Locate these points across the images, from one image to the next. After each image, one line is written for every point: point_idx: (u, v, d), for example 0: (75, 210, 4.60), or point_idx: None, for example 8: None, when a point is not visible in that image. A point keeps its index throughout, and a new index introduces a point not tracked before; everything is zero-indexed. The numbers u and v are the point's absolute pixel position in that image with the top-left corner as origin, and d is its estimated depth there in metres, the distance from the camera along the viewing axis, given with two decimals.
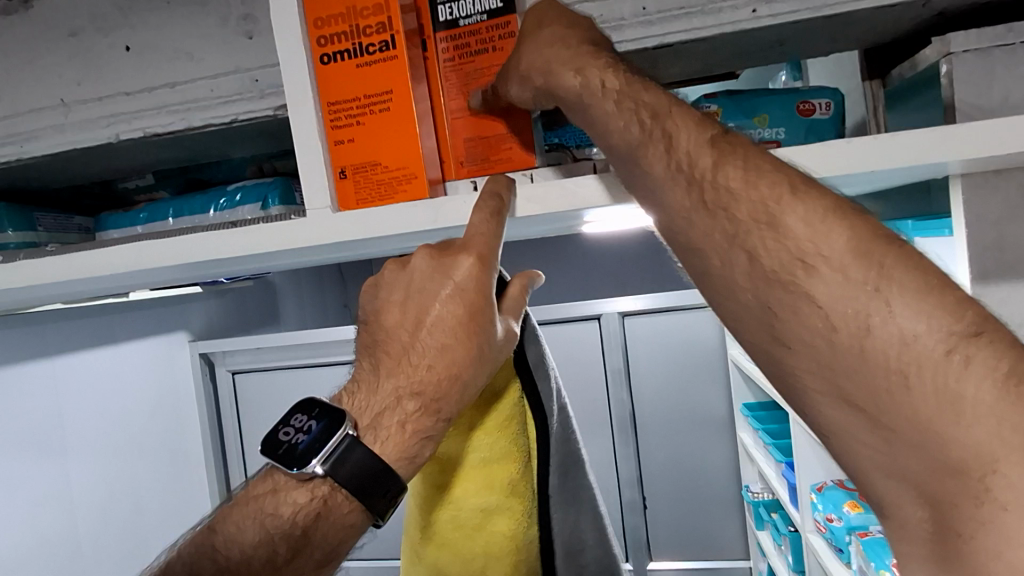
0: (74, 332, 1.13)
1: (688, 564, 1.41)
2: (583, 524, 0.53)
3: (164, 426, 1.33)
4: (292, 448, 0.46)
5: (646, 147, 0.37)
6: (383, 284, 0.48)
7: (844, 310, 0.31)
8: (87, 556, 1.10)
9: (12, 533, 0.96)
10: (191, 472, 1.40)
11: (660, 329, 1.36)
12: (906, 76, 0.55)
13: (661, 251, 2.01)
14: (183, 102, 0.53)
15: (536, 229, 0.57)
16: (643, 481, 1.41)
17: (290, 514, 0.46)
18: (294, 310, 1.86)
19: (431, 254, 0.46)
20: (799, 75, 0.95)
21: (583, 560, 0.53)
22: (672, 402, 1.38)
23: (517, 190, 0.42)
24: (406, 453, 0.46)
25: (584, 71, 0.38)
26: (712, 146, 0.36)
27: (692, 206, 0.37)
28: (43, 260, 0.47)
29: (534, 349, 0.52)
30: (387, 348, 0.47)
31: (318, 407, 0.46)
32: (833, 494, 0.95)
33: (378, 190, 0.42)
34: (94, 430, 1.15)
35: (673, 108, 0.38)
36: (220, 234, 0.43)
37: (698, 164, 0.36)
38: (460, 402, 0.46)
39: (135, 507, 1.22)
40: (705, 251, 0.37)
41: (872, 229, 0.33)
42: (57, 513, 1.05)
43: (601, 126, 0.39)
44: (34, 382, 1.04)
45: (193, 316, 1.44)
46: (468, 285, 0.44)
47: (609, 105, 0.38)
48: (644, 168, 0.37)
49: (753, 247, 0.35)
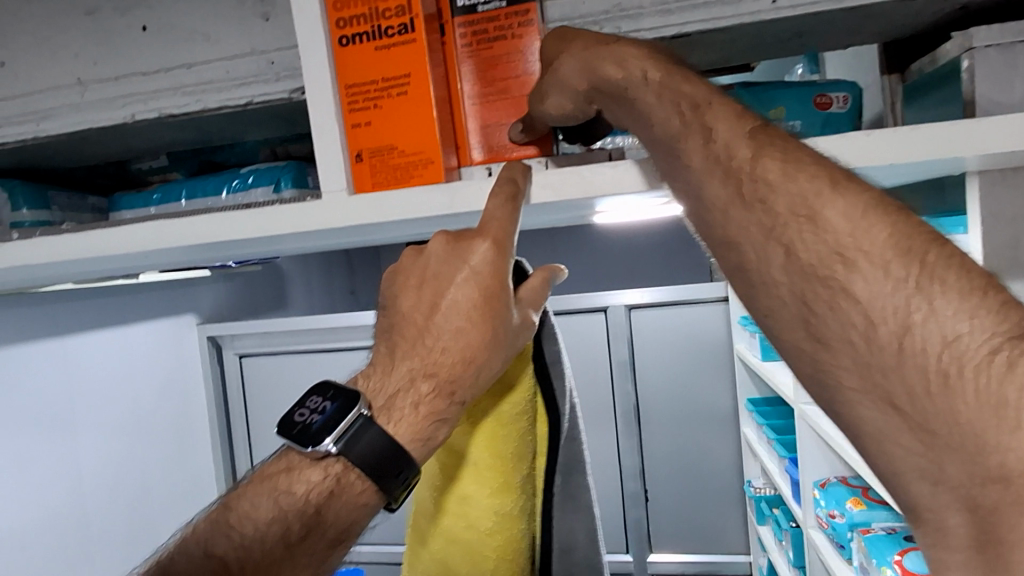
0: (85, 312, 1.14)
1: (689, 556, 1.42)
2: (579, 526, 0.52)
3: (173, 406, 1.34)
4: (307, 428, 0.46)
5: (686, 137, 0.38)
6: (402, 270, 0.49)
7: (884, 308, 0.31)
8: (95, 532, 1.11)
9: (23, 507, 0.98)
10: (199, 452, 1.42)
11: (667, 322, 1.36)
12: (926, 71, 0.55)
13: (670, 244, 2.01)
14: (199, 83, 0.53)
15: (548, 217, 0.56)
16: (645, 473, 1.41)
17: (304, 492, 0.46)
18: (302, 295, 1.87)
19: (447, 239, 0.47)
20: (816, 69, 0.94)
21: (574, 561, 0.52)
22: (677, 395, 1.39)
23: (534, 177, 0.42)
24: (419, 436, 0.46)
25: (627, 64, 0.39)
26: (751, 137, 0.37)
27: (728, 198, 0.37)
28: (59, 237, 0.47)
29: (550, 347, 0.51)
30: (403, 331, 0.47)
31: (332, 388, 0.47)
32: (837, 490, 0.95)
33: (394, 174, 0.42)
34: (104, 408, 1.16)
35: (713, 101, 0.38)
36: (235, 214, 0.44)
37: (736, 155, 0.37)
38: (474, 386, 0.46)
39: (143, 485, 1.24)
40: (740, 242, 0.37)
41: (914, 227, 0.32)
42: (66, 489, 1.06)
43: (646, 118, 0.39)
44: (45, 360, 1.06)
45: (202, 299, 1.45)
46: (483, 268, 0.45)
47: (653, 96, 0.39)
48: (684, 161, 0.38)
49: (790, 240, 0.35)
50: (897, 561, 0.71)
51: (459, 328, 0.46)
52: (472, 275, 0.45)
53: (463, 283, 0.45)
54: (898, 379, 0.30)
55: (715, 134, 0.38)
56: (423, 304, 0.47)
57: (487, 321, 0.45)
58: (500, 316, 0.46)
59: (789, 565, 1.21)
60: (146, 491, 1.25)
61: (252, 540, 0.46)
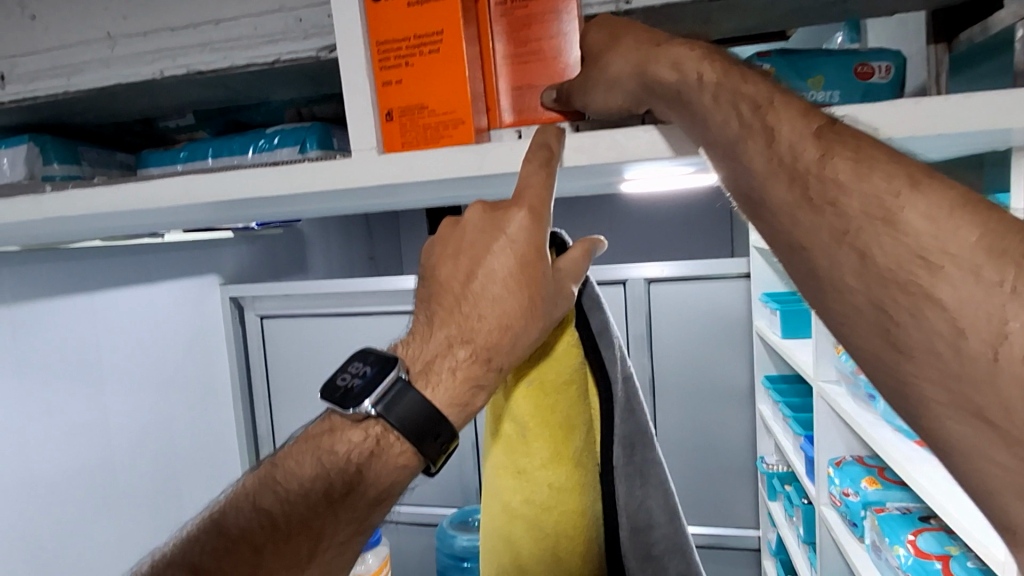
0: (112, 269, 1.16)
1: (698, 528, 1.43)
2: (651, 499, 0.51)
3: (196, 364, 1.37)
4: (348, 390, 0.48)
5: (746, 140, 0.37)
6: (440, 240, 0.49)
7: (974, 315, 0.30)
8: (123, 481, 1.16)
9: (56, 454, 1.02)
10: (220, 409, 1.46)
11: (686, 297, 1.35)
12: (977, 41, 0.52)
13: (692, 218, 1.98)
14: (227, 40, 0.53)
15: (575, 185, 0.56)
16: (658, 446, 1.42)
17: (346, 451, 0.47)
18: (322, 259, 1.89)
19: (484, 206, 0.47)
20: (855, 39, 0.90)
21: (652, 539, 0.51)
22: (694, 370, 1.38)
23: (565, 140, 0.40)
24: (458, 400, 0.47)
25: (682, 65, 0.37)
26: (819, 138, 0.35)
27: (795, 202, 0.36)
28: (92, 191, 0.48)
29: (598, 317, 0.51)
30: (440, 300, 0.48)
31: (373, 354, 0.48)
32: (851, 469, 0.94)
33: (424, 134, 0.42)
34: (133, 363, 1.20)
35: (776, 98, 0.37)
36: (266, 172, 0.44)
37: (803, 159, 0.35)
38: (511, 354, 0.47)
39: (168, 439, 1.28)
40: (811, 249, 0.36)
41: (1004, 221, 0.31)
42: (94, 439, 1.10)
43: (699, 120, 0.37)
44: (74, 314, 1.08)
45: (224, 261, 1.47)
46: (520, 235, 0.45)
47: (708, 98, 0.37)
48: (744, 162, 0.37)
49: (865, 245, 0.34)
50: (910, 541, 0.71)
51: (497, 293, 0.46)
52: (508, 243, 0.45)
53: (498, 253, 0.45)
54: (970, 380, 0.30)
55: (777, 137, 0.36)
56: (461, 272, 0.47)
57: (527, 290, 0.45)
58: (539, 284, 0.46)
59: (800, 541, 1.22)
60: (172, 445, 1.29)
61: (296, 494, 0.48)
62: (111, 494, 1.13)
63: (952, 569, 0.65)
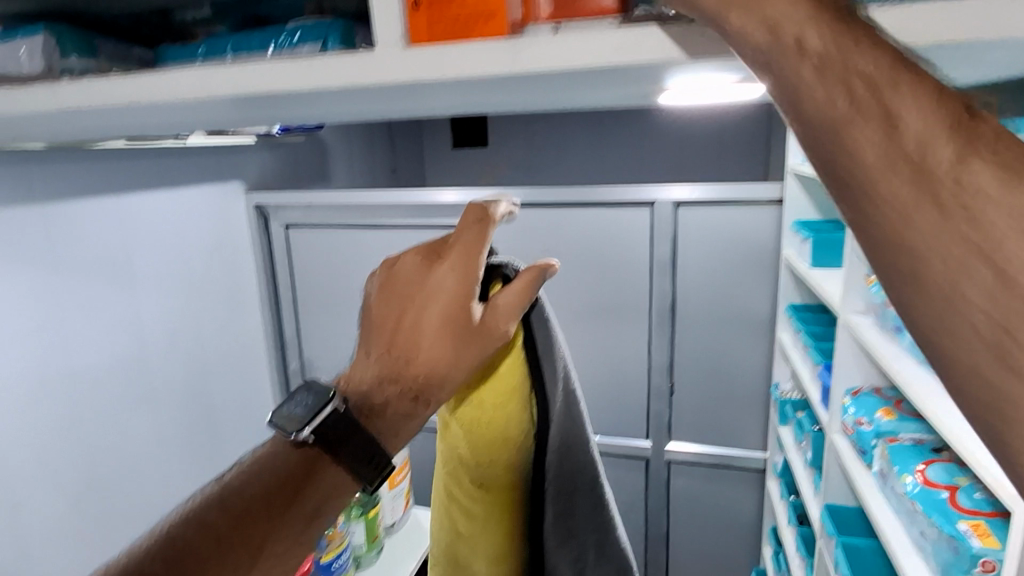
0: (138, 170, 1.16)
1: (704, 450, 1.47)
2: (578, 494, 0.56)
3: (222, 268, 1.40)
4: (287, 418, 0.52)
5: (852, 123, 0.26)
6: (375, 284, 0.56)
7: None
8: (156, 376, 1.21)
9: (95, 347, 1.07)
10: (246, 313, 1.49)
11: (714, 222, 1.31)
12: None
13: (727, 138, 1.90)
14: None
15: (613, 93, 0.52)
16: (673, 369, 1.44)
17: (285, 470, 0.51)
18: (344, 168, 1.86)
19: (417, 258, 0.54)
20: None
21: (573, 526, 0.56)
22: (716, 297, 1.37)
23: (608, 32, 0.36)
24: (393, 431, 0.54)
25: (774, 23, 0.28)
26: (955, 132, 0.25)
27: (914, 205, 0.25)
28: (112, 83, 0.47)
29: (542, 332, 0.56)
30: (378, 338, 0.54)
31: (309, 388, 0.53)
32: (868, 400, 0.96)
33: (453, 26, 0.39)
34: (166, 265, 1.23)
35: (900, 74, 0.26)
36: (288, 65, 0.42)
37: (935, 158, 0.25)
38: (445, 391, 0.53)
39: (197, 338, 1.32)
40: (923, 279, 0.25)
41: None
42: (129, 335, 1.14)
43: (790, 93, 0.28)
44: (104, 213, 1.09)
45: (247, 167, 1.46)
46: (443, 290, 0.52)
47: (805, 67, 0.27)
48: (847, 153, 0.26)
49: (1005, 262, 0.23)
50: (920, 471, 0.72)
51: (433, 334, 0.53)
52: (436, 284, 0.52)
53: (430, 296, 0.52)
54: None
55: (902, 129, 0.25)
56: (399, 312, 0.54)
57: (455, 337, 0.52)
58: (464, 331, 0.52)
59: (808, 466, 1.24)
60: (203, 346, 1.34)
61: (238, 510, 0.49)
62: (150, 389, 1.19)
63: (959, 499, 0.65)
